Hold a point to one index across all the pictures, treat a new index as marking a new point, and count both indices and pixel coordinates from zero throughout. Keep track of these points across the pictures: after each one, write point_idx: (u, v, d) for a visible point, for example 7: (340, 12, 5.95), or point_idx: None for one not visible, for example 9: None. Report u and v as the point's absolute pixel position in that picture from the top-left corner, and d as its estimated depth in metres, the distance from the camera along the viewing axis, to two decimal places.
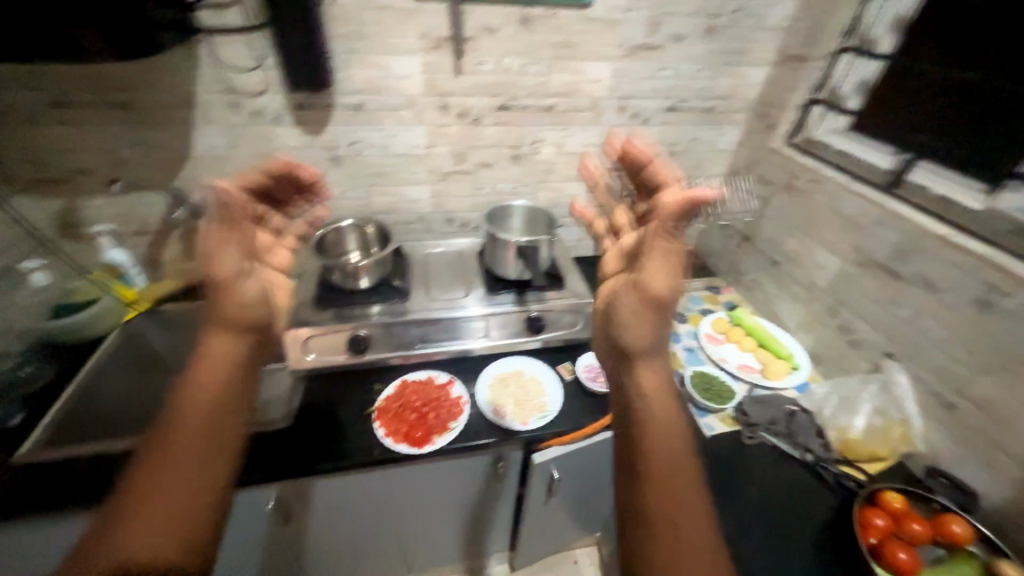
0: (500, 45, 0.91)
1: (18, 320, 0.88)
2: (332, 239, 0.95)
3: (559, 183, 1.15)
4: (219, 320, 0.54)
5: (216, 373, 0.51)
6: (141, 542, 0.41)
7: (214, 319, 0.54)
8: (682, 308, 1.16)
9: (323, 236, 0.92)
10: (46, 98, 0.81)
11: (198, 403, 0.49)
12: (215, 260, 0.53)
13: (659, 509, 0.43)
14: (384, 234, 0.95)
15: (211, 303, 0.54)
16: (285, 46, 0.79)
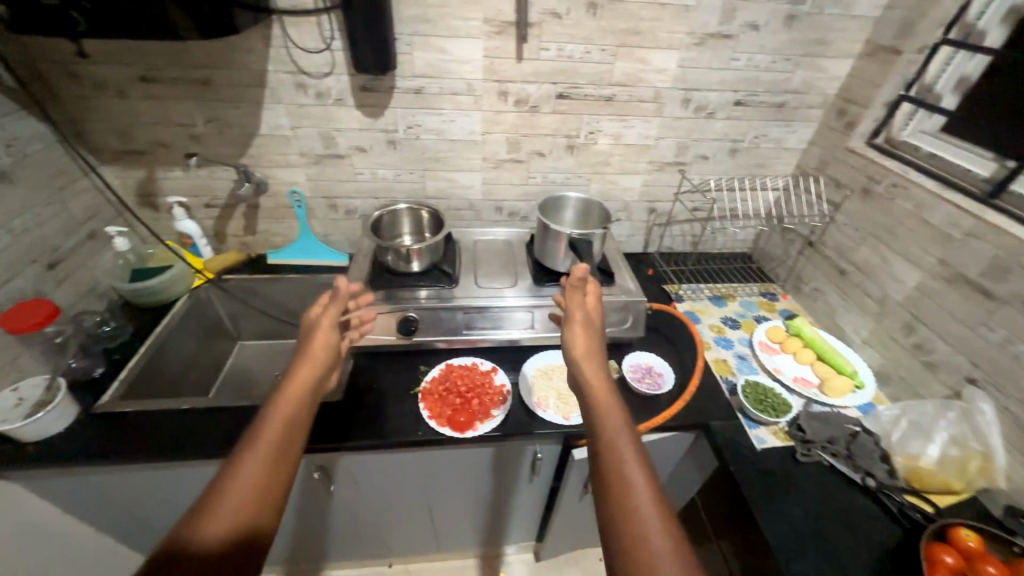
0: (565, 30, 0.89)
1: (98, 280, 0.97)
2: (387, 221, 0.97)
3: (613, 175, 1.12)
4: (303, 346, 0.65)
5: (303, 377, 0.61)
6: (233, 506, 0.45)
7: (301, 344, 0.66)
8: (734, 313, 1.11)
9: (379, 218, 0.95)
10: (134, 74, 0.87)
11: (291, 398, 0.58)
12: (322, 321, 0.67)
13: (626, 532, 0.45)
14: (438, 219, 0.97)
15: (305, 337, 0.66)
16: (352, 27, 0.79)
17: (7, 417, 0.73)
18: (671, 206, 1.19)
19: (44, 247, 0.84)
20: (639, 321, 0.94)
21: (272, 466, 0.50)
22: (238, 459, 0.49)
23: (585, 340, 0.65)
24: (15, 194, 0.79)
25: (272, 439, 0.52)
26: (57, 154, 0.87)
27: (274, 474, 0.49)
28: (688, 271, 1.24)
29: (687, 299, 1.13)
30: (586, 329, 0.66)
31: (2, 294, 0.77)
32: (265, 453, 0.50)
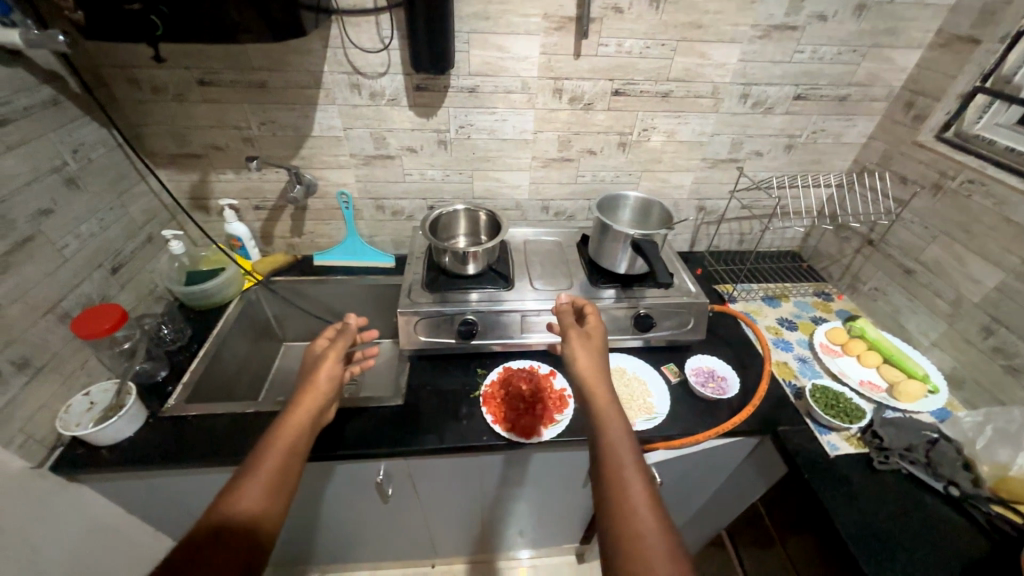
0: (625, 25, 0.86)
1: (156, 284, 0.97)
2: (444, 222, 0.96)
3: (664, 173, 1.09)
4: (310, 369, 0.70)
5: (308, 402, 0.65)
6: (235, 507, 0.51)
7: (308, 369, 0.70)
8: (790, 314, 1.07)
9: (437, 217, 0.94)
10: (192, 77, 0.87)
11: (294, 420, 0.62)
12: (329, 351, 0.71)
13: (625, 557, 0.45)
14: (495, 220, 0.95)
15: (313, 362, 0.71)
16: (413, 26, 0.78)
17: (80, 422, 0.74)
18: (722, 203, 1.16)
19: (108, 251, 0.85)
20: (700, 324, 0.92)
21: (271, 483, 0.54)
22: (238, 485, 0.53)
23: (585, 354, 0.64)
24: (80, 200, 0.79)
25: (269, 470, 0.55)
26: (118, 159, 0.88)
27: (267, 505, 0.53)
28: (740, 270, 1.21)
29: (741, 299, 1.11)
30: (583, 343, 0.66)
31: (71, 299, 0.77)
32: (266, 470, 0.55)
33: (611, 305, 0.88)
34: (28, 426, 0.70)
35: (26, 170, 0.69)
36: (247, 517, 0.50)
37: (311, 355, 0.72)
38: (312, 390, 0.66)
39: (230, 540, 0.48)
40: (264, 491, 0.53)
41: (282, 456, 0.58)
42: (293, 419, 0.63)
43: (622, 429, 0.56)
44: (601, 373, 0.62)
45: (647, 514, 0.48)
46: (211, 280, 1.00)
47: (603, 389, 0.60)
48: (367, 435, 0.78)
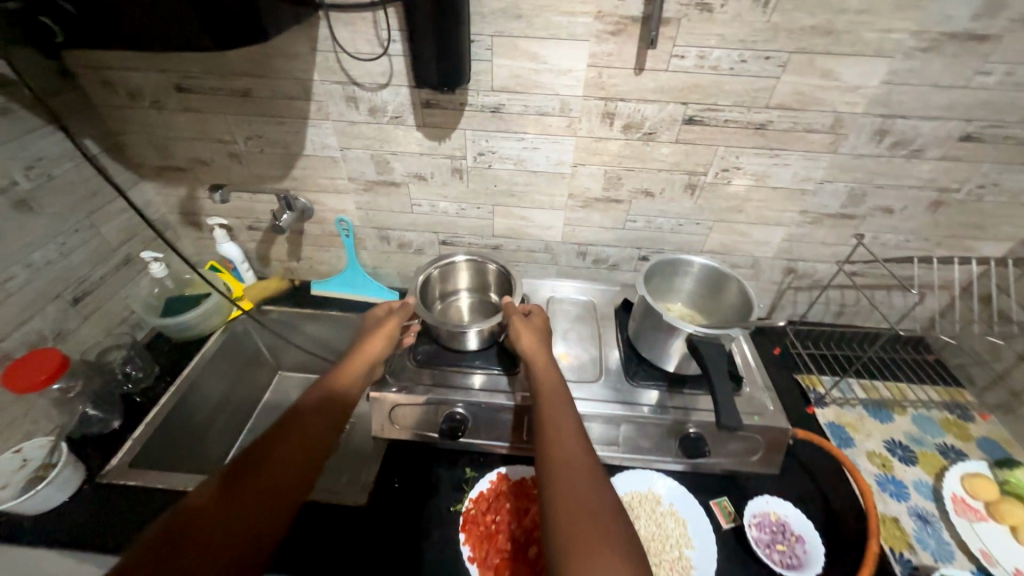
0: (714, 29, 0.60)
1: (131, 310, 0.88)
2: (442, 279, 0.82)
3: (744, 224, 0.82)
4: (369, 332, 0.71)
5: (364, 362, 0.67)
6: (301, 434, 0.55)
7: (366, 331, 0.72)
8: (906, 436, 0.78)
9: (432, 276, 0.80)
10: (168, 82, 0.73)
11: (351, 376, 0.65)
12: (391, 323, 0.72)
13: (559, 490, 0.49)
14: (508, 280, 0.80)
15: (370, 327, 0.72)
16: (416, 29, 0.59)
17: (9, 484, 0.65)
18: (820, 267, 0.88)
19: (69, 280, 0.76)
20: (774, 451, 0.66)
21: (324, 424, 0.58)
22: (300, 412, 0.58)
23: (530, 335, 0.68)
24: (34, 224, 0.69)
25: (324, 407, 0.60)
26: (91, 172, 0.77)
27: (319, 439, 0.56)
28: (840, 358, 0.89)
29: (832, 404, 0.82)
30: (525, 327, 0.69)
31: (16, 338, 0.68)
32: (321, 409, 0.59)
33: (651, 416, 0.65)
34: None
35: None
36: (300, 435, 0.55)
37: (370, 319, 0.74)
38: (370, 349, 0.68)
39: (286, 460, 0.52)
40: (317, 427, 0.57)
41: (337, 398, 0.62)
42: (350, 367, 0.66)
43: (560, 393, 0.60)
44: (546, 354, 0.65)
45: (575, 458, 0.52)
46: (192, 309, 0.89)
47: (545, 362, 0.64)
48: (317, 550, 0.62)
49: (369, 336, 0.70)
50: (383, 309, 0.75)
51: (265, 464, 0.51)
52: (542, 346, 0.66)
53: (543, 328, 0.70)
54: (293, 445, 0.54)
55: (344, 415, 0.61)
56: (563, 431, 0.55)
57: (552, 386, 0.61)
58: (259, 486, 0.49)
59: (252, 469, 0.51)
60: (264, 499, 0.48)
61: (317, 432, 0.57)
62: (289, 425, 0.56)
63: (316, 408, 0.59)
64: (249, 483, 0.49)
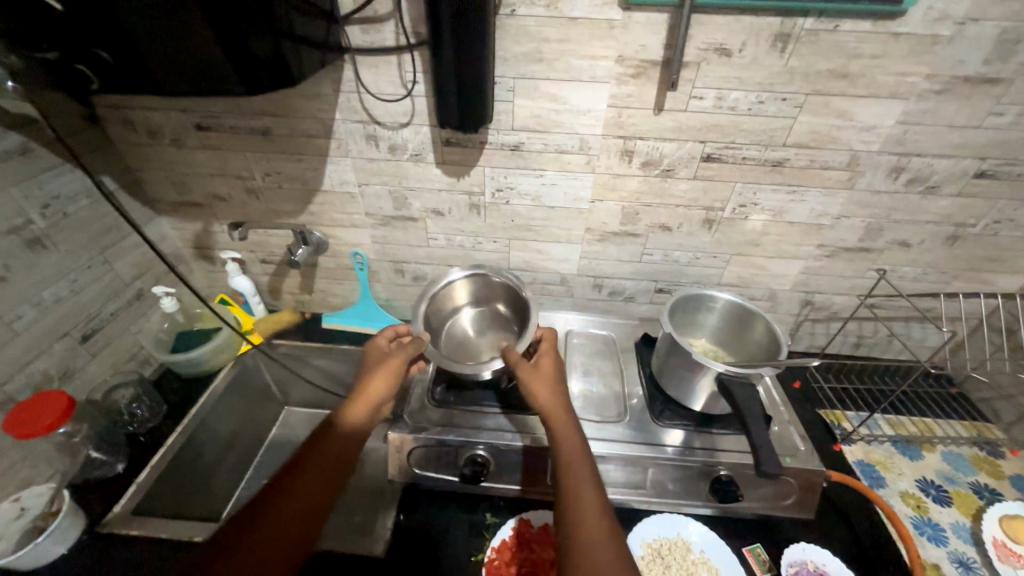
0: (732, 72, 0.62)
1: (140, 346, 0.86)
2: (442, 305, 0.78)
3: (761, 258, 0.82)
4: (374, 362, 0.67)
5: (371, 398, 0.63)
6: (303, 484, 0.54)
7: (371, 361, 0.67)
8: (937, 474, 0.75)
9: (431, 306, 0.76)
10: (190, 121, 0.74)
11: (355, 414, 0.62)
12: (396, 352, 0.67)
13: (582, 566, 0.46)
14: (512, 289, 0.77)
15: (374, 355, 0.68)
16: (441, 74, 0.60)
17: (3, 536, 0.61)
18: (838, 300, 0.87)
19: (78, 317, 0.74)
20: (808, 494, 0.64)
21: (329, 469, 0.56)
22: (302, 461, 0.56)
23: (543, 380, 0.63)
24: (46, 262, 0.68)
25: (327, 453, 0.58)
26: (107, 209, 0.77)
27: (324, 488, 0.55)
28: (863, 392, 0.88)
29: (860, 441, 0.79)
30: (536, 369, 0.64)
31: (20, 379, 0.66)
32: (326, 454, 0.57)
33: (678, 458, 0.63)
34: None
35: None
36: (304, 486, 0.54)
37: (376, 349, 0.69)
38: (377, 382, 0.64)
39: (288, 515, 0.51)
40: (321, 475, 0.55)
41: (343, 441, 0.59)
42: (354, 406, 0.62)
43: (579, 449, 0.57)
44: (562, 397, 0.61)
45: (600, 526, 0.50)
46: (201, 345, 0.87)
47: (562, 410, 0.60)
48: None
49: (375, 370, 0.65)
50: (386, 335, 0.71)
51: (267, 521, 0.50)
52: (556, 391, 0.62)
53: (556, 369, 0.65)
54: (296, 498, 0.53)
55: (351, 456, 0.59)
56: (583, 497, 0.52)
57: (570, 441, 0.57)
58: (264, 544, 0.48)
59: (252, 528, 0.49)
60: (268, 560, 0.47)
61: (320, 482, 0.55)
62: (288, 482, 0.54)
63: (318, 457, 0.57)
64: (245, 547, 0.47)
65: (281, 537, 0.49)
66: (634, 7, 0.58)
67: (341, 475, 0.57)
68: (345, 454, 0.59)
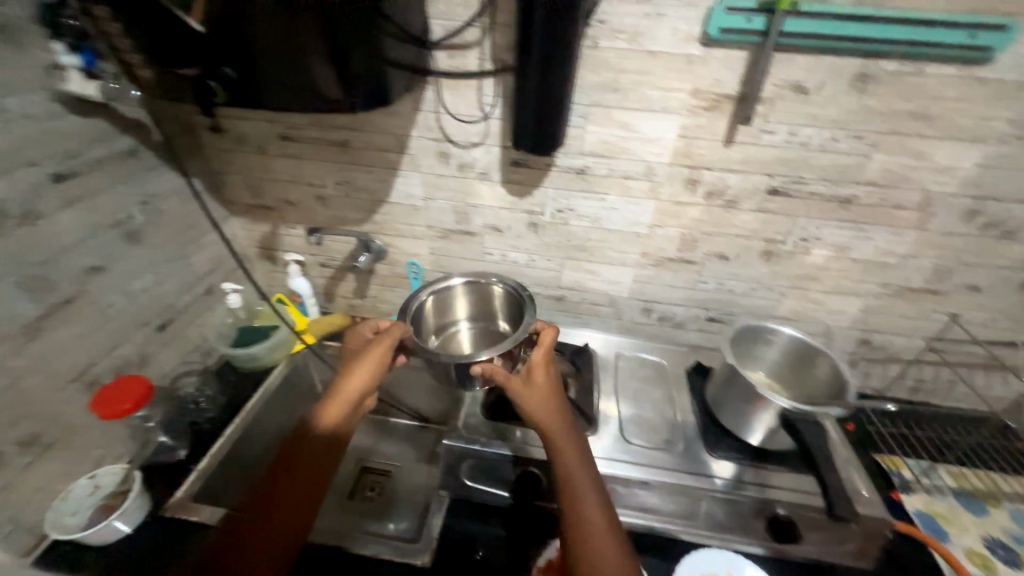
0: (807, 109, 0.63)
1: (206, 338, 0.90)
2: (438, 306, 0.79)
3: (820, 293, 0.81)
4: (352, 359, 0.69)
5: (347, 396, 0.66)
6: (286, 486, 0.60)
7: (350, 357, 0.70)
8: (1005, 533, 0.71)
9: (427, 304, 0.77)
10: (275, 131, 0.79)
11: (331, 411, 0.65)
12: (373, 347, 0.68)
13: None
14: (509, 304, 0.79)
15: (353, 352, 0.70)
16: (521, 99, 0.63)
17: (77, 511, 0.65)
18: (897, 341, 0.85)
19: (158, 308, 0.79)
20: (869, 542, 0.62)
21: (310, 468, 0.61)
22: (286, 464, 0.61)
23: (538, 393, 0.60)
24: (138, 254, 0.73)
25: (308, 453, 0.62)
26: (192, 209, 0.82)
27: (311, 488, 0.61)
28: (922, 439, 0.84)
29: (920, 491, 0.76)
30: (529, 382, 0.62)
31: (106, 362, 0.70)
32: (306, 455, 0.62)
33: (729, 492, 0.62)
34: (19, 513, 0.61)
35: (83, 227, 0.64)
36: (288, 488, 0.60)
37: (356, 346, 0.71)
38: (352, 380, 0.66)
39: (278, 516, 0.58)
40: (305, 475, 0.61)
41: (324, 439, 0.63)
42: (336, 402, 0.65)
43: (580, 467, 0.56)
44: (558, 411, 0.60)
45: (607, 546, 0.52)
46: (260, 342, 0.90)
47: (560, 426, 0.59)
48: None
49: (357, 366, 0.67)
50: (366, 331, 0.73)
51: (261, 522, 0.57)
52: (552, 406, 0.60)
53: (550, 378, 0.63)
54: (286, 500, 0.59)
55: (333, 452, 0.64)
56: (589, 519, 0.53)
57: (570, 458, 0.57)
58: (261, 543, 0.55)
59: (248, 531, 0.56)
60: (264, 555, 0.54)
61: (304, 484, 0.60)
62: (274, 486, 0.60)
63: (303, 456, 0.62)
64: (244, 547, 0.55)
65: (282, 532, 0.57)
66: (714, 43, 0.60)
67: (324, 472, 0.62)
68: (326, 451, 0.63)
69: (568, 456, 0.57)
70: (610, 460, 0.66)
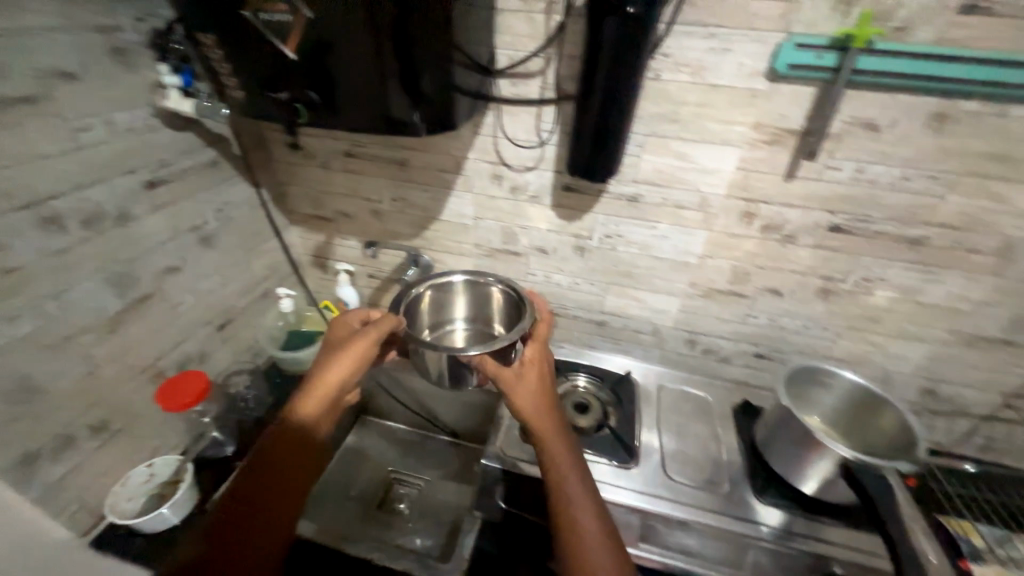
0: (877, 146, 0.61)
1: (258, 339, 0.95)
2: (435, 299, 0.79)
3: (881, 336, 0.77)
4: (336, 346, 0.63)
5: (331, 387, 0.60)
6: (271, 481, 0.54)
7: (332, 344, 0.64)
8: None
9: (424, 295, 0.77)
10: (340, 148, 0.84)
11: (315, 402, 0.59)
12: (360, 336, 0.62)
13: None
14: (507, 308, 0.78)
15: (335, 340, 0.64)
16: (580, 127, 0.64)
17: (133, 496, 0.69)
18: (967, 393, 0.79)
19: (220, 308, 0.83)
20: None
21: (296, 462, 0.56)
22: (267, 458, 0.56)
23: (527, 389, 0.59)
24: (209, 257, 0.78)
25: (290, 445, 0.57)
26: (258, 217, 0.88)
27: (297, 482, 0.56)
28: (995, 504, 0.77)
29: (994, 562, 0.69)
30: (518, 375, 0.60)
31: (171, 356, 0.75)
32: (290, 447, 0.57)
33: (776, 542, 0.59)
34: (84, 493, 0.65)
35: (166, 230, 0.69)
36: (269, 482, 0.54)
37: (340, 334, 0.65)
38: (338, 371, 0.61)
39: (263, 511, 0.53)
40: (291, 468, 0.56)
41: (305, 430, 0.58)
42: (315, 395, 0.59)
43: (570, 465, 0.55)
44: (547, 406, 0.59)
45: (598, 545, 0.50)
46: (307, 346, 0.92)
47: (549, 423, 0.57)
48: None
49: (340, 356, 0.61)
50: (353, 319, 0.67)
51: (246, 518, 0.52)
52: (540, 401, 0.59)
53: (540, 373, 0.62)
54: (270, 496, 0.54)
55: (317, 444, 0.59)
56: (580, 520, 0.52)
57: (559, 456, 0.55)
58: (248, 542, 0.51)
59: (233, 529, 0.51)
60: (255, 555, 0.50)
61: (291, 480, 0.55)
62: (256, 481, 0.54)
63: (285, 450, 0.56)
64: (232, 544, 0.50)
65: (277, 528, 0.53)
66: (781, 78, 0.59)
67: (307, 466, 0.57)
68: (307, 445, 0.58)
69: (558, 454, 0.56)
70: (652, 496, 0.63)
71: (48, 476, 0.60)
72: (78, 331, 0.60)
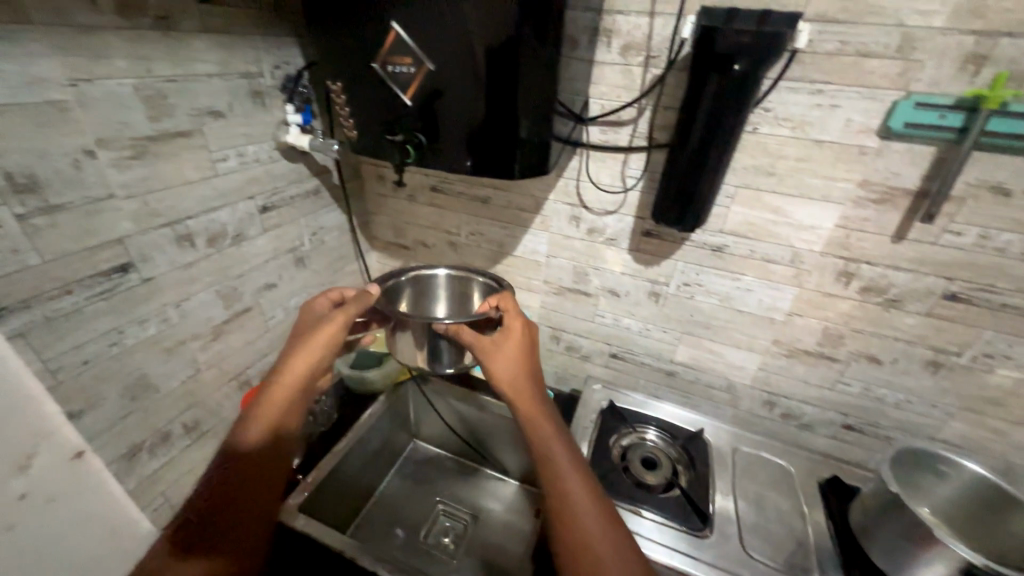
0: (1008, 213, 0.55)
1: None
2: (417, 291, 0.79)
3: (1003, 420, 0.67)
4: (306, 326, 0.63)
5: (298, 370, 0.59)
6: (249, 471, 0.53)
7: (303, 325, 0.63)
8: None
9: (405, 288, 0.77)
10: (426, 182, 0.89)
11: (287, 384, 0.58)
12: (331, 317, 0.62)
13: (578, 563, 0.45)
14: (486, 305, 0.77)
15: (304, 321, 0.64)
16: (670, 177, 0.64)
17: None
18: None
19: None
20: None
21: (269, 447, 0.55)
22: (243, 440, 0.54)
23: (506, 356, 0.60)
24: (300, 276, 0.84)
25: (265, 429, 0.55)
26: (345, 241, 0.94)
27: (273, 465, 0.55)
28: None
29: None
30: (498, 343, 0.61)
31: (257, 366, 0.80)
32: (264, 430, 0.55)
33: None
34: (170, 488, 0.69)
35: (270, 250, 0.76)
36: (244, 467, 0.53)
37: (309, 315, 0.65)
38: (305, 355, 0.60)
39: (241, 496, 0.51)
40: (264, 452, 0.54)
41: (278, 415, 0.57)
42: (287, 377, 0.58)
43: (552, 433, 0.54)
44: (526, 374, 0.58)
45: (591, 509, 0.49)
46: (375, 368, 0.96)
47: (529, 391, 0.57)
48: None
49: (305, 343, 0.60)
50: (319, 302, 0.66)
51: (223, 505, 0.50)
52: (520, 369, 0.59)
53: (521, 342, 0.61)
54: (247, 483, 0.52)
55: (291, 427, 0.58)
56: (569, 485, 0.50)
57: (542, 422, 0.55)
58: (232, 524, 0.50)
59: (214, 513, 0.50)
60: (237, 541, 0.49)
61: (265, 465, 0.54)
62: (233, 467, 0.53)
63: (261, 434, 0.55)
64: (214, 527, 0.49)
65: (255, 513, 0.52)
66: (895, 137, 0.56)
67: (283, 450, 0.56)
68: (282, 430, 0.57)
69: (541, 422, 0.55)
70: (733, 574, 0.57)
71: (146, 470, 0.64)
72: (189, 337, 0.65)
